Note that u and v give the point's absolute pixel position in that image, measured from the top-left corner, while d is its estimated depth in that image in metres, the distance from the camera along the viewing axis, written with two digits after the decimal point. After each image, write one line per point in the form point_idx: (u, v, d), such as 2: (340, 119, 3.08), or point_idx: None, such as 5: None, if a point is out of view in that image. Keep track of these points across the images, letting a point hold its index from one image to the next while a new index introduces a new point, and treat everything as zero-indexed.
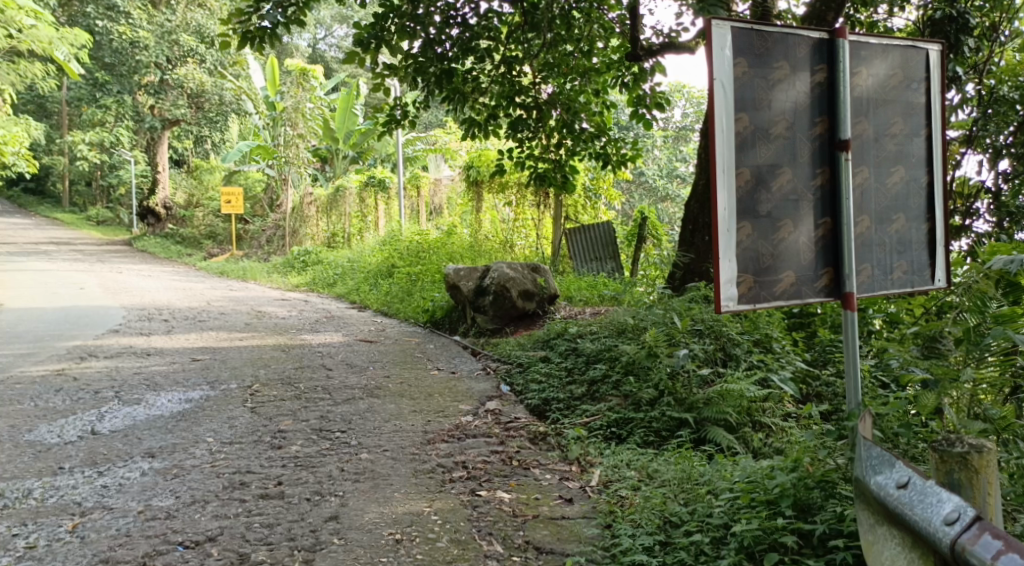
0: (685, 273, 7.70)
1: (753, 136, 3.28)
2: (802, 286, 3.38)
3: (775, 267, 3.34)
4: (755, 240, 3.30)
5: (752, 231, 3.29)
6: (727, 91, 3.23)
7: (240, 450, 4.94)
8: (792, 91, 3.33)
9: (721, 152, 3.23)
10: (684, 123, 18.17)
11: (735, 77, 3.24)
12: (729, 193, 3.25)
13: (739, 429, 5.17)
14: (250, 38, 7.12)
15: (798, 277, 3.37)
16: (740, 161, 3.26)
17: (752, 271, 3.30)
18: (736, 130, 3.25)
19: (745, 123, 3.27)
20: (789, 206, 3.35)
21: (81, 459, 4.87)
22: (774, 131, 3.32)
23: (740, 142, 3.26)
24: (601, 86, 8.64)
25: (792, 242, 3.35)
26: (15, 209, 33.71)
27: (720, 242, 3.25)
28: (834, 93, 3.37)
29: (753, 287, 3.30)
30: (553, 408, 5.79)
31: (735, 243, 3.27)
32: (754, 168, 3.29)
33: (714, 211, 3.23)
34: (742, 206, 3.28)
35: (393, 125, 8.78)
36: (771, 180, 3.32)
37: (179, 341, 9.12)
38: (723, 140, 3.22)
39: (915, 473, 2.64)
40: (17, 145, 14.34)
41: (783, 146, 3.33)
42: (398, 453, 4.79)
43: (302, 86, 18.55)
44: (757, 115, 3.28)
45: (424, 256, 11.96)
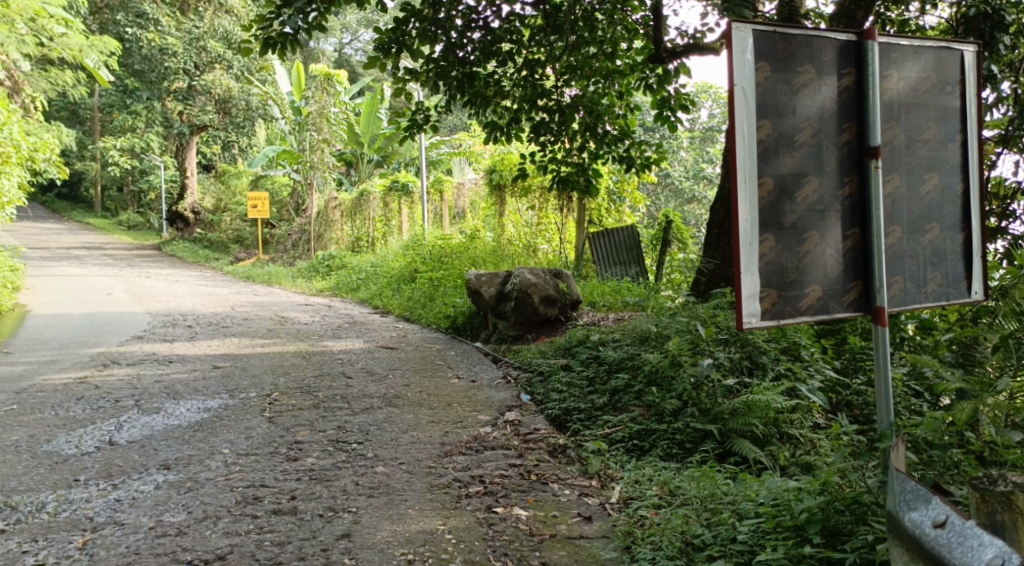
0: (710, 279, 7.52)
1: (776, 144, 3.14)
2: (829, 300, 3.25)
3: (800, 281, 3.20)
4: (779, 253, 3.17)
5: (775, 244, 3.16)
6: (749, 97, 3.10)
7: (255, 462, 4.87)
8: (818, 96, 3.19)
9: (743, 162, 3.09)
10: (711, 124, 17.90)
11: (757, 82, 3.10)
12: (751, 204, 3.12)
13: (765, 442, 5.05)
14: (272, 44, 7.08)
15: (825, 291, 3.24)
16: (763, 172, 3.13)
17: (776, 286, 3.17)
18: (759, 138, 3.12)
19: (768, 130, 3.13)
20: (815, 216, 3.21)
21: (97, 470, 4.80)
22: (799, 138, 3.18)
23: (763, 151, 3.12)
24: (625, 88, 8.49)
25: (818, 255, 3.22)
26: (48, 215, 34.10)
27: (742, 255, 3.12)
28: (862, 97, 3.23)
29: (777, 302, 3.17)
30: (574, 419, 5.67)
31: (758, 256, 3.14)
32: (778, 178, 3.15)
33: (735, 223, 3.10)
34: (766, 218, 3.15)
35: (415, 129, 8.71)
36: (795, 189, 3.18)
37: (201, 348, 9.10)
38: (744, 150, 3.09)
39: (953, 511, 2.55)
40: (48, 153, 14.42)
41: (808, 154, 3.20)
42: (415, 466, 4.69)
43: (327, 91, 18.57)
44: (780, 121, 3.15)
45: (446, 260, 11.86)
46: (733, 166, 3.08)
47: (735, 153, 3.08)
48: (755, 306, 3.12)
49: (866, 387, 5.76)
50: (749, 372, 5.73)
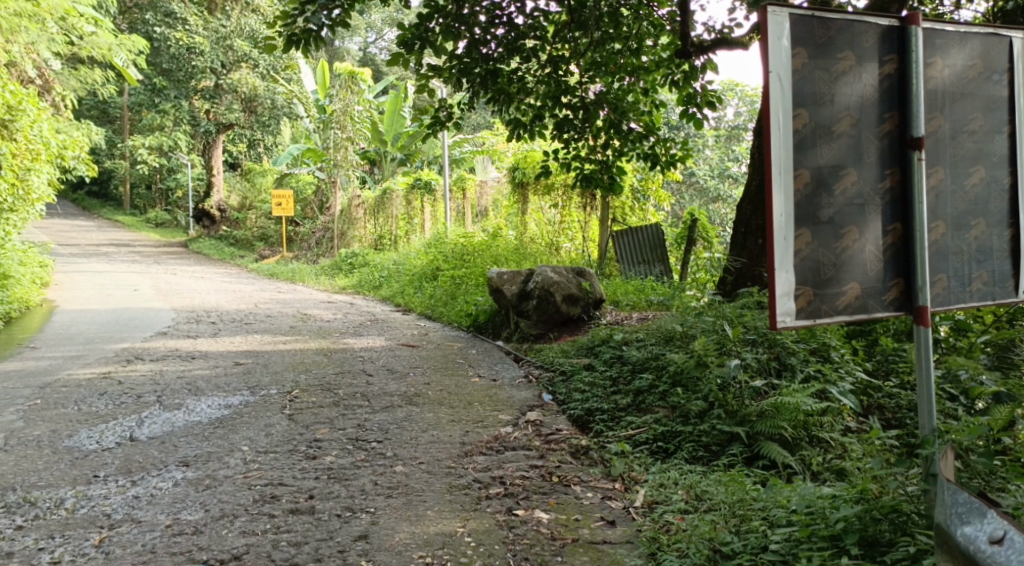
0: (737, 278, 7.38)
1: (813, 134, 3.02)
2: (868, 299, 3.12)
3: (837, 278, 3.08)
4: (815, 248, 3.04)
5: (811, 239, 3.04)
6: (785, 85, 2.98)
7: (274, 460, 4.79)
8: (859, 84, 3.07)
9: (779, 152, 2.97)
10: (737, 123, 17.64)
11: (793, 70, 2.99)
12: (787, 197, 3.00)
13: (795, 445, 4.92)
14: (295, 40, 7.02)
15: (864, 289, 3.11)
16: (800, 162, 3.01)
17: (812, 284, 3.05)
18: (796, 128, 3.00)
19: (805, 119, 3.01)
20: (853, 211, 3.09)
21: (116, 466, 4.73)
22: (837, 128, 3.06)
23: (799, 142, 3.00)
24: (650, 84, 8.37)
25: (856, 251, 3.09)
26: (78, 212, 34.39)
27: (777, 250, 3.00)
28: (905, 85, 3.10)
29: (812, 301, 3.05)
30: (597, 420, 5.56)
31: (794, 252, 3.02)
32: (815, 170, 3.03)
33: (769, 217, 2.98)
34: (802, 213, 3.03)
35: (438, 127, 8.58)
36: (833, 181, 3.06)
37: (224, 344, 9.06)
38: (780, 140, 2.97)
39: (1012, 526, 2.45)
40: (77, 150, 14.46)
41: (847, 145, 3.07)
42: (434, 466, 4.60)
43: (351, 89, 18.37)
44: (818, 110, 3.03)
45: (469, 258, 11.77)
46: (767, 157, 2.96)
47: (770, 143, 2.96)
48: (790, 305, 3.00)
49: (898, 389, 5.65)
50: (777, 374, 5.60)
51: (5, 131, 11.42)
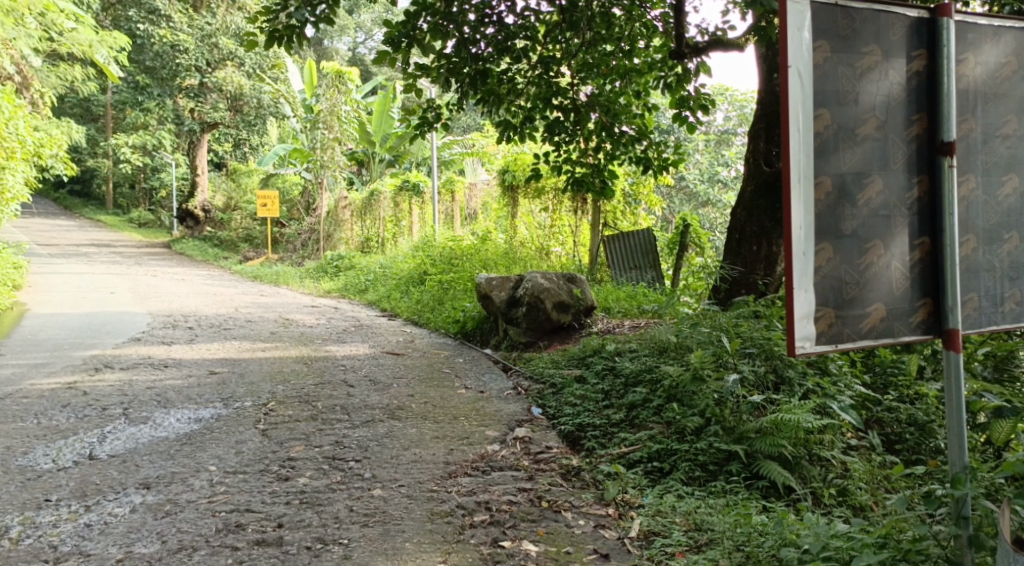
0: (731, 287, 7.15)
1: (836, 138, 2.87)
2: (893, 321, 2.96)
3: (861, 298, 2.92)
4: (837, 265, 2.89)
5: (832, 254, 2.88)
6: (806, 80, 2.82)
7: (243, 481, 4.56)
8: (885, 81, 2.91)
9: (799, 158, 2.82)
10: (726, 127, 17.25)
11: (815, 65, 2.83)
12: (807, 206, 2.84)
13: (795, 465, 4.68)
14: (277, 37, 6.68)
15: (889, 311, 2.95)
16: (821, 168, 2.85)
17: (833, 304, 2.89)
18: (819, 130, 2.85)
19: (827, 120, 2.85)
20: (876, 222, 2.93)
21: (70, 489, 4.52)
22: (861, 131, 2.90)
23: (822, 146, 2.85)
24: (642, 87, 8.11)
25: (880, 267, 2.93)
26: (59, 211, 33.86)
27: (796, 266, 2.85)
28: (935, 84, 2.94)
29: (834, 324, 2.89)
30: (588, 436, 5.27)
31: (814, 268, 2.87)
32: (838, 176, 2.87)
33: (789, 229, 2.82)
34: (822, 225, 2.87)
35: (426, 128, 8.27)
36: (857, 188, 2.90)
37: (199, 351, 8.76)
38: (800, 143, 2.81)
39: None
40: (55, 149, 14.11)
41: (874, 149, 2.91)
42: (415, 490, 4.31)
43: (338, 89, 18.18)
44: (841, 110, 2.87)
45: (457, 262, 11.47)
46: (786, 160, 2.80)
47: (790, 147, 2.81)
48: (810, 327, 2.85)
49: (897, 403, 5.46)
50: (775, 389, 5.35)
51: None
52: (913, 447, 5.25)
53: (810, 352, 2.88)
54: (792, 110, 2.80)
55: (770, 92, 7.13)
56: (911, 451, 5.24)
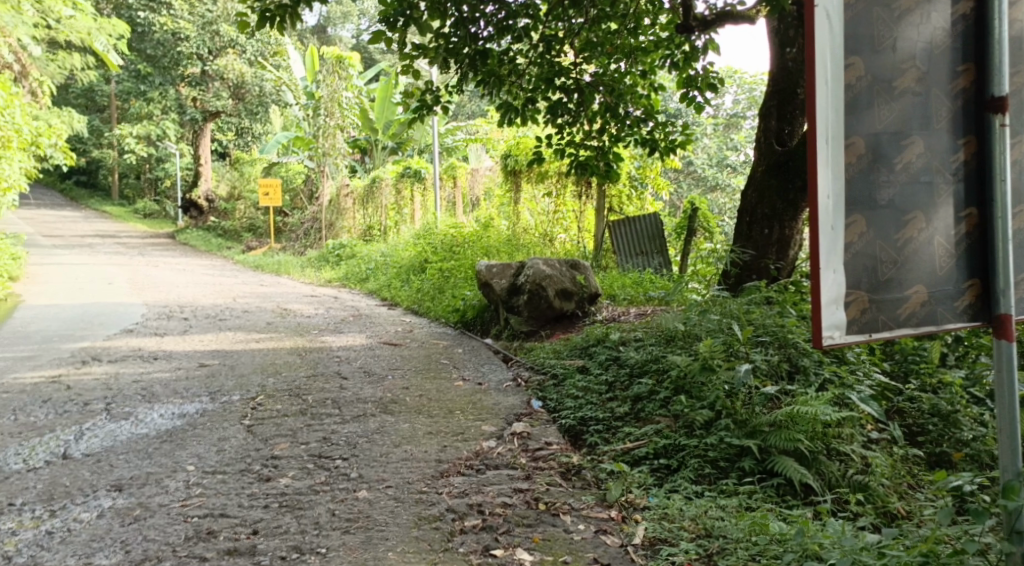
0: (742, 272, 6.83)
1: (871, 93, 2.71)
2: (935, 306, 2.82)
3: (898, 279, 2.77)
4: (870, 241, 2.73)
5: (865, 227, 2.72)
6: (835, 24, 2.64)
7: (221, 483, 4.25)
8: (926, 28, 2.76)
9: (828, 116, 2.64)
10: (735, 111, 16.82)
11: (846, 8, 2.66)
12: (838, 172, 2.67)
13: (813, 460, 4.35)
14: (269, 17, 6.11)
15: (930, 294, 2.80)
16: (854, 127, 2.69)
17: (866, 287, 2.73)
18: (852, 81, 2.68)
19: (859, 70, 2.69)
20: (915, 188, 2.78)
21: (37, 492, 4.23)
22: (899, 84, 2.74)
23: (855, 102, 2.68)
24: (648, 67, 7.82)
25: (920, 241, 2.78)
26: (66, 202, 33.59)
27: (824, 242, 2.67)
28: (982, 28, 2.79)
29: (867, 310, 2.73)
30: (591, 431, 4.96)
31: (846, 243, 2.71)
32: (870, 137, 2.72)
33: (816, 198, 2.64)
34: (854, 193, 2.71)
35: (425, 112, 7.90)
36: (892, 148, 2.75)
37: (192, 343, 8.48)
38: (830, 98, 2.64)
39: None
40: (53, 138, 13.80)
41: (913, 107, 2.76)
42: (402, 491, 4.00)
43: (338, 74, 17.68)
44: (874, 59, 2.71)
45: (458, 250, 11.19)
46: (812, 119, 2.63)
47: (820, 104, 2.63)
48: (841, 314, 2.69)
49: (920, 392, 5.18)
50: (789, 379, 5.05)
51: None
52: (935, 439, 4.93)
53: (841, 341, 2.72)
54: (821, 59, 2.62)
55: (782, 69, 6.79)
56: (934, 443, 4.92)
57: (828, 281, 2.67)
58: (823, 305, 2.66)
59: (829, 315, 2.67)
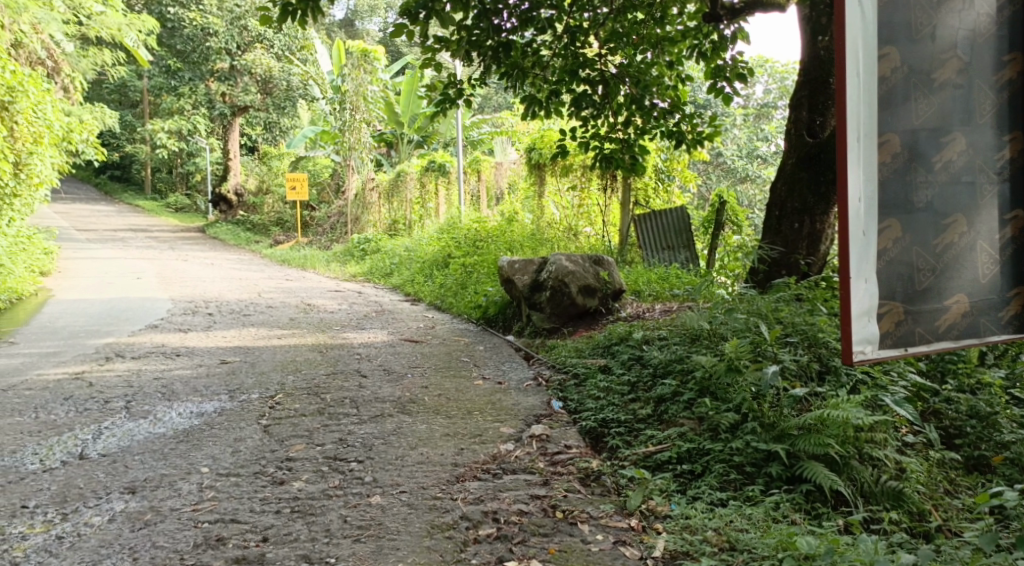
0: (771, 268, 6.66)
1: (907, 87, 2.96)
2: (972, 314, 3.10)
3: (935, 288, 3.05)
4: (906, 248, 3.02)
5: (901, 232, 3.00)
6: (869, 30, 2.90)
7: (235, 485, 4.18)
8: (962, 35, 3.00)
9: (861, 123, 2.91)
10: (766, 101, 16.59)
11: (882, 15, 2.92)
12: (874, 177, 2.95)
13: (844, 466, 4.20)
14: (290, 10, 5.96)
15: (968, 303, 3.09)
16: (889, 126, 2.95)
17: (901, 299, 3.03)
18: (887, 73, 2.93)
19: (892, 66, 2.93)
20: (955, 189, 3.04)
21: (51, 494, 4.18)
22: (936, 89, 3.00)
23: (890, 98, 2.94)
24: (675, 57, 7.64)
25: (959, 248, 3.06)
26: (100, 197, 33.87)
27: (857, 249, 2.96)
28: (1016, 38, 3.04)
29: (902, 322, 3.03)
30: (612, 433, 4.84)
31: (880, 250, 3.00)
32: (906, 143, 2.98)
33: (849, 205, 2.92)
34: (890, 199, 2.99)
35: (448, 105, 7.75)
36: (931, 144, 3.00)
37: (215, 339, 8.43)
38: (862, 97, 2.91)
39: None
40: (85, 133, 13.79)
41: (951, 113, 3.01)
42: (417, 497, 3.94)
43: (363, 68, 17.51)
44: (910, 49, 2.96)
45: (482, 244, 11.12)
46: (845, 128, 2.89)
47: (852, 107, 2.90)
48: (873, 326, 2.98)
49: (957, 393, 5.00)
50: (819, 379, 4.90)
51: (5, 114, 10.75)
52: (973, 442, 4.76)
53: (876, 352, 3.01)
54: (850, 57, 2.88)
55: (814, 57, 6.61)
56: (972, 447, 4.75)
57: (859, 291, 2.95)
58: (854, 317, 2.94)
59: (860, 329, 2.96)
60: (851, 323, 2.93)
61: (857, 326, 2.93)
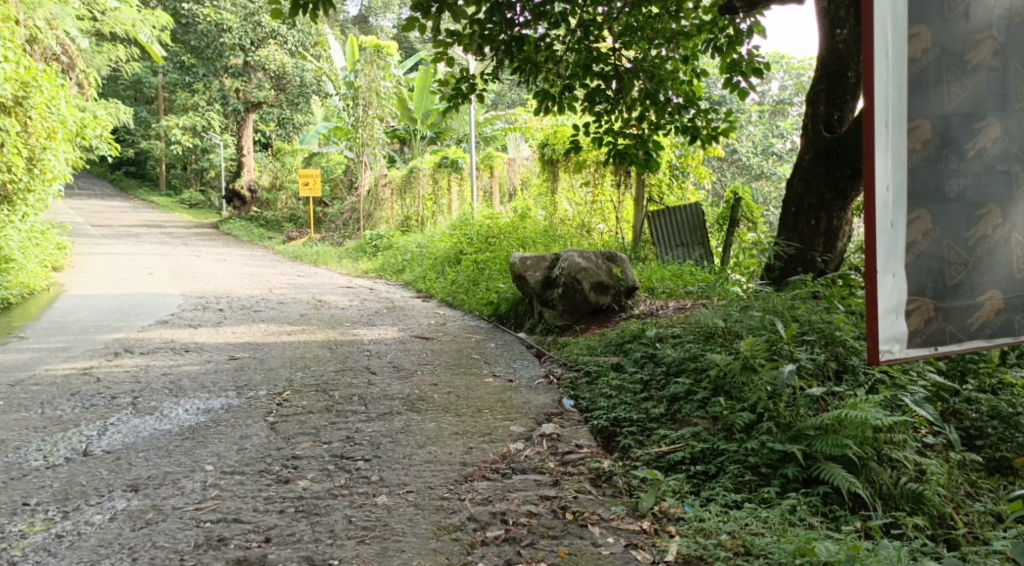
0: (787, 265, 6.52)
1: (940, 69, 2.99)
2: (1009, 311, 3.13)
3: (967, 281, 3.09)
4: (937, 241, 3.04)
5: (931, 222, 3.03)
6: (898, 11, 2.93)
7: (239, 484, 4.10)
8: (993, 16, 3.04)
9: (889, 108, 2.95)
10: (782, 97, 16.42)
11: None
12: (903, 165, 2.99)
13: (862, 467, 4.08)
14: (302, 4, 5.83)
15: (1004, 299, 3.12)
16: (919, 111, 2.99)
17: (931, 295, 3.05)
18: (918, 54, 2.97)
19: (923, 43, 2.97)
20: (988, 178, 3.08)
21: (53, 491, 4.11)
22: (969, 69, 3.03)
23: (922, 80, 2.97)
24: (690, 52, 7.48)
25: (992, 239, 3.09)
26: (114, 193, 33.94)
27: (884, 241, 2.99)
28: None
29: (932, 317, 3.05)
30: (624, 432, 4.74)
31: (909, 242, 3.03)
32: (937, 129, 3.01)
33: (875, 194, 2.96)
34: (920, 188, 3.02)
35: (460, 101, 7.62)
36: (963, 130, 3.04)
37: (225, 335, 8.36)
38: (892, 80, 2.94)
39: None
40: (99, 129, 13.74)
41: (984, 97, 3.05)
42: (423, 498, 3.86)
43: (376, 64, 17.42)
44: (944, 29, 2.98)
45: (494, 241, 11.03)
46: (870, 113, 2.94)
47: (881, 91, 2.94)
48: (901, 323, 3.01)
49: (978, 393, 4.87)
50: (836, 378, 4.79)
51: (18, 110, 10.70)
52: (994, 443, 4.64)
53: (903, 352, 3.04)
54: (879, 39, 2.93)
55: (832, 51, 6.52)
56: (993, 448, 4.62)
57: (887, 286, 2.99)
58: (881, 314, 2.99)
59: (887, 327, 3.00)
60: (878, 319, 2.97)
61: (883, 323, 2.97)
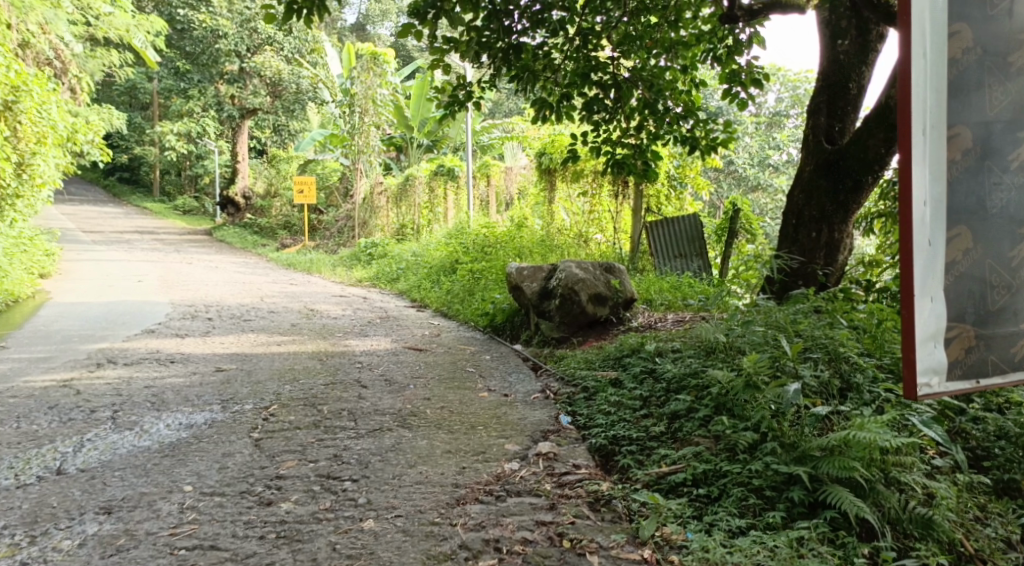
0: (789, 279, 6.30)
1: (980, 70, 3.10)
2: None
3: (1008, 301, 3.20)
4: (976, 264, 3.16)
5: (971, 241, 3.14)
6: (938, 14, 3.04)
7: (218, 506, 3.90)
8: None
9: (928, 116, 3.05)
10: (778, 109, 16.30)
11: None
12: (943, 177, 3.09)
13: (869, 490, 3.88)
14: (295, 8, 5.56)
15: None
16: (959, 117, 3.09)
17: (970, 325, 3.18)
18: (959, 54, 3.07)
19: (964, 39, 3.07)
20: None
21: (21, 513, 3.91)
22: (1010, 72, 3.13)
23: (962, 82, 3.08)
24: (690, 61, 7.31)
25: None
26: (109, 198, 33.69)
27: (922, 261, 3.09)
28: None
29: (971, 345, 3.18)
30: (623, 451, 4.55)
31: (949, 261, 3.13)
32: (977, 139, 3.12)
33: (910, 207, 3.08)
34: (959, 204, 3.12)
35: (456, 109, 7.41)
36: (1005, 137, 3.14)
37: (212, 346, 8.15)
38: (931, 82, 3.04)
39: None
40: (89, 133, 13.51)
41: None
42: (412, 523, 3.68)
43: (373, 71, 17.25)
44: (985, 28, 3.09)
45: (490, 251, 10.83)
46: (908, 119, 3.04)
47: (920, 96, 3.05)
48: (939, 353, 3.13)
49: (986, 412, 4.68)
50: (841, 397, 4.60)
51: (7, 114, 10.49)
52: (1004, 465, 4.40)
53: (941, 386, 3.16)
54: (917, 36, 3.03)
55: (834, 62, 6.38)
56: (1003, 470, 4.40)
57: (925, 311, 3.10)
58: (919, 342, 3.10)
59: (925, 357, 3.11)
60: (915, 347, 3.09)
61: (920, 352, 3.09)
